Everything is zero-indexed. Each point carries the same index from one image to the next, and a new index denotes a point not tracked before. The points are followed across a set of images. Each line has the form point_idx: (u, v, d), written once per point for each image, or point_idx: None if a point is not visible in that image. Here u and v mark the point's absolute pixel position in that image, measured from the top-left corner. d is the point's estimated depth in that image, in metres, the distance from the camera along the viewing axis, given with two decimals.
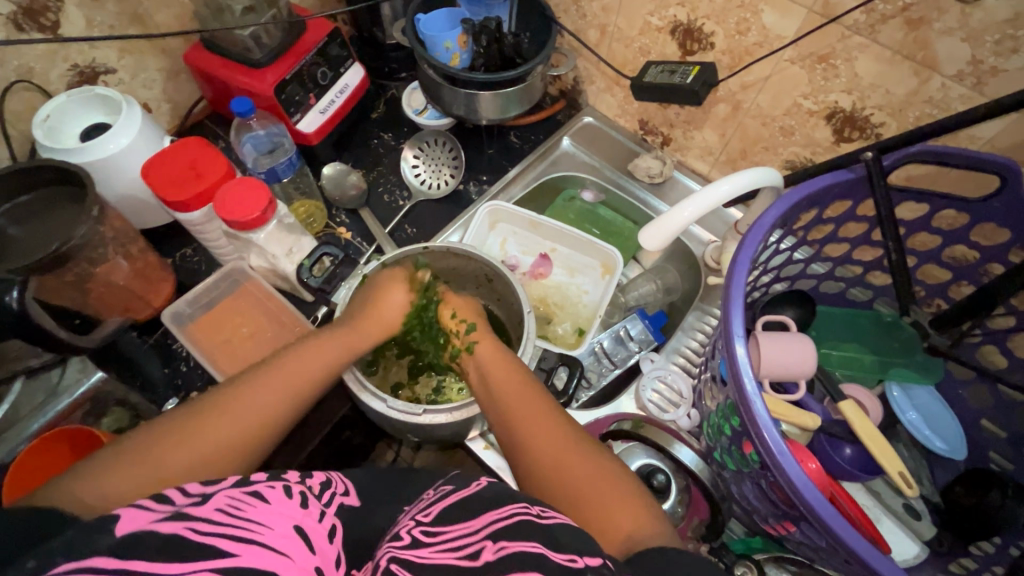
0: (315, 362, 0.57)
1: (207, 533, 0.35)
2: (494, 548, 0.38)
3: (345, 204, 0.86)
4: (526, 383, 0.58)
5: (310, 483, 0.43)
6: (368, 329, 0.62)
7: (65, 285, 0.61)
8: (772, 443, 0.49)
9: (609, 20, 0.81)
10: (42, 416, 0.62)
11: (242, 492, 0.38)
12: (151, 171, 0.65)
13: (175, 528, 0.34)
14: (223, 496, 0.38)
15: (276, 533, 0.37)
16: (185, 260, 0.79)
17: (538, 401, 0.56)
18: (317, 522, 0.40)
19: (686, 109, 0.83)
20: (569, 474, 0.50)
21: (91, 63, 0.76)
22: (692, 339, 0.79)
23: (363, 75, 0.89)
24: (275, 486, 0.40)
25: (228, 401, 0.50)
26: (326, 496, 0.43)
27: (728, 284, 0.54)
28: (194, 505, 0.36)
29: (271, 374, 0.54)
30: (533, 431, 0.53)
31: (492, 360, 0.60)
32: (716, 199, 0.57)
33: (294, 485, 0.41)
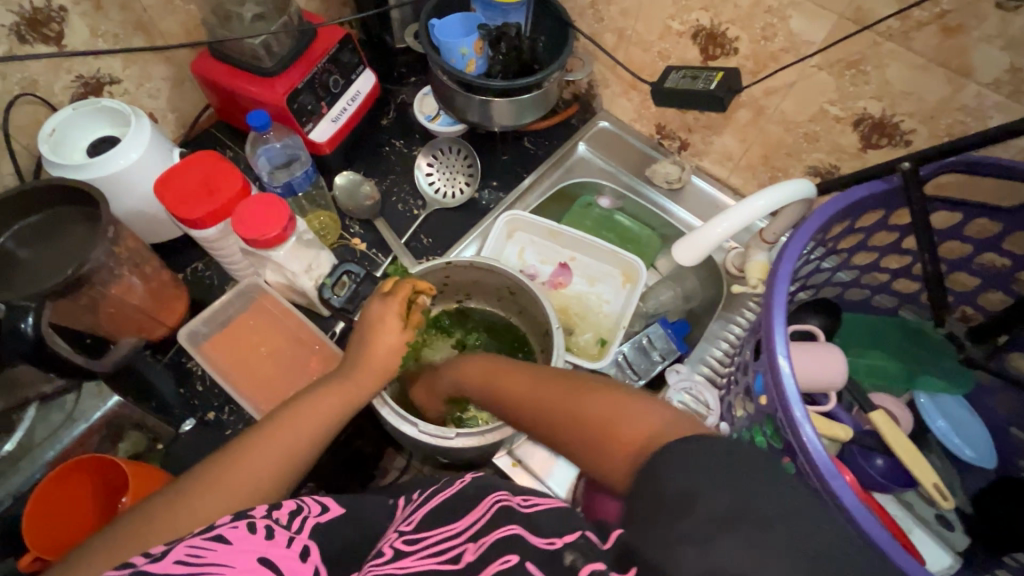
0: (312, 421, 0.55)
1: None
2: (474, 548, 0.39)
3: (359, 214, 0.84)
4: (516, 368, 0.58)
5: (277, 514, 0.43)
6: (367, 375, 0.59)
7: (79, 308, 0.58)
8: (820, 465, 0.48)
9: (628, 24, 0.80)
10: (57, 443, 0.60)
11: (201, 538, 0.40)
12: (163, 189, 0.63)
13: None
14: (180, 547, 0.39)
15: (239, 569, 0.38)
16: (196, 275, 0.77)
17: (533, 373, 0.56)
18: (285, 547, 0.41)
19: (706, 114, 0.81)
20: (583, 409, 0.48)
21: (96, 74, 0.73)
22: (716, 349, 0.78)
23: (374, 82, 0.87)
24: (237, 526, 0.41)
25: (221, 474, 0.49)
26: (295, 523, 0.44)
27: (768, 303, 0.52)
28: (152, 562, 0.38)
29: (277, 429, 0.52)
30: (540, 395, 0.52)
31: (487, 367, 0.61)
32: (751, 215, 0.55)
33: (257, 519, 0.42)
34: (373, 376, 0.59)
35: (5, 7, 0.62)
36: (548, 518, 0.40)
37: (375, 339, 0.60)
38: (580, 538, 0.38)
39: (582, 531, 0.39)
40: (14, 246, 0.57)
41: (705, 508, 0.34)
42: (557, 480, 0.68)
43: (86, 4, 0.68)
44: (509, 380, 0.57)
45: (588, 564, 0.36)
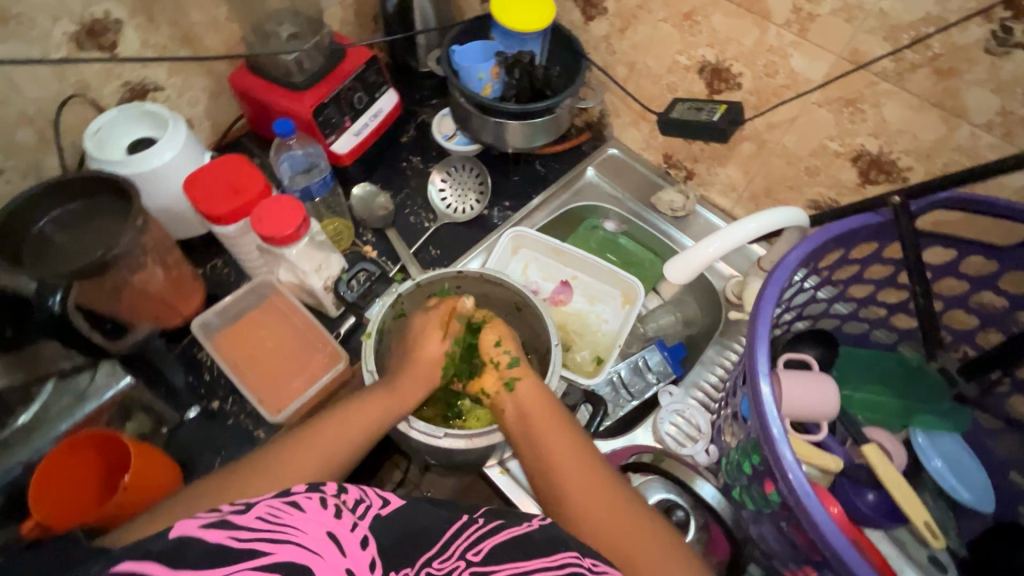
0: (361, 418, 0.57)
1: (246, 539, 0.38)
2: None
3: (372, 223, 0.88)
4: (560, 432, 0.56)
5: (346, 497, 0.45)
6: (409, 388, 0.61)
7: (104, 292, 0.63)
8: (796, 484, 0.49)
9: (638, 57, 0.83)
10: (70, 418, 0.62)
11: (281, 501, 0.42)
12: (191, 185, 0.68)
13: (219, 537, 0.38)
14: (263, 505, 0.41)
15: (308, 538, 0.39)
16: (215, 272, 0.81)
17: (579, 448, 0.56)
18: (349, 530, 0.42)
19: (711, 145, 0.84)
20: (616, 529, 0.51)
21: (142, 81, 0.80)
22: (711, 374, 0.78)
23: (396, 101, 0.92)
24: (312, 496, 0.43)
25: (279, 452, 0.53)
26: (360, 509, 0.44)
27: (752, 321, 0.54)
28: (237, 513, 0.40)
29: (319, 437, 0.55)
30: (576, 477, 0.53)
31: (540, 406, 0.58)
32: (741, 236, 0.58)
33: (328, 496, 0.43)
34: (417, 381, 0.62)
35: (68, 17, 0.69)
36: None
37: (414, 347, 0.63)
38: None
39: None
40: (52, 231, 0.62)
41: None
42: None
43: (139, 18, 0.74)
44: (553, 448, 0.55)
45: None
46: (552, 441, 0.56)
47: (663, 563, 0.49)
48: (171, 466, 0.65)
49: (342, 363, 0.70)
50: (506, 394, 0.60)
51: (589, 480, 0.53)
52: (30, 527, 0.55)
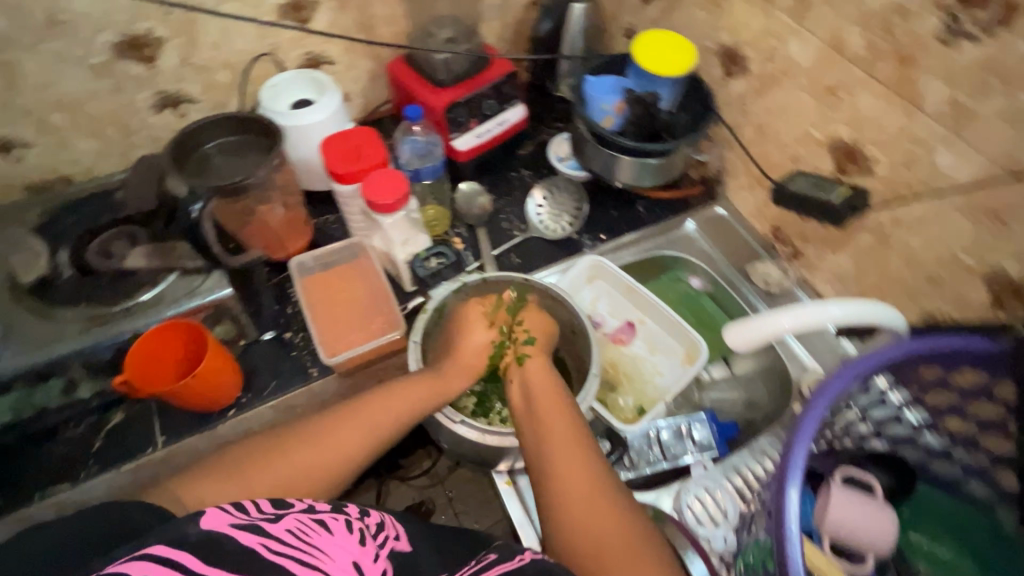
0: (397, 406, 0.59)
1: (276, 552, 0.38)
2: None
3: (468, 219, 0.94)
4: (553, 404, 0.58)
5: (369, 521, 0.46)
6: (454, 377, 0.63)
7: (234, 212, 0.75)
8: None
9: (769, 121, 0.81)
10: (176, 306, 0.72)
11: (309, 517, 0.42)
12: (327, 145, 0.78)
13: (249, 541, 0.38)
14: (291, 518, 0.41)
15: (336, 564, 0.39)
16: (325, 224, 0.91)
17: (571, 421, 0.57)
18: (371, 561, 0.42)
19: (825, 228, 0.78)
20: (592, 519, 0.50)
21: (320, 54, 0.93)
22: (757, 463, 0.70)
23: (523, 115, 0.97)
24: (339, 519, 0.43)
25: (323, 433, 0.56)
26: (381, 538, 0.45)
27: (800, 414, 0.50)
28: (269, 521, 0.40)
29: (364, 411, 0.58)
30: (558, 449, 0.54)
31: (541, 380, 0.61)
32: (819, 318, 0.55)
33: (354, 520, 0.44)
34: (463, 372, 0.64)
35: None
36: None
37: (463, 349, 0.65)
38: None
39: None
40: (214, 153, 0.75)
41: None
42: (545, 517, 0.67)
43: (332, 2, 0.87)
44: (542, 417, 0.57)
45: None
46: (544, 410, 0.57)
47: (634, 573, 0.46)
48: (235, 374, 0.74)
49: (399, 332, 0.76)
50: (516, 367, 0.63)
51: (571, 458, 0.53)
52: (120, 380, 0.66)
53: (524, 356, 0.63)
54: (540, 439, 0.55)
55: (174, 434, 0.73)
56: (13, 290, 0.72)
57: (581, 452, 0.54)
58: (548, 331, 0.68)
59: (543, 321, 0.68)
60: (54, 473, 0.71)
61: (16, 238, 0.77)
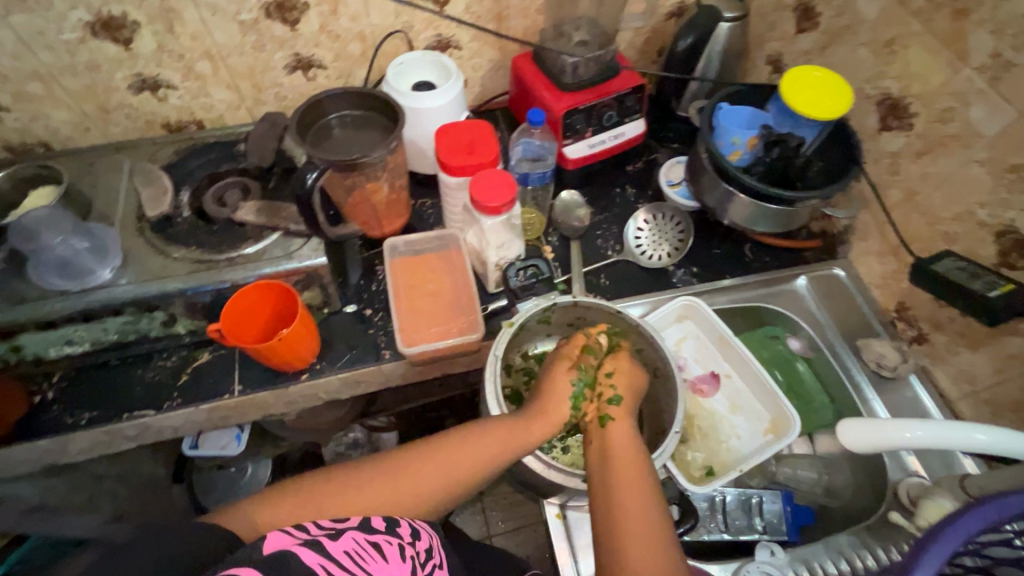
0: (471, 457, 0.57)
1: (337, 570, 0.43)
2: None
3: (563, 229, 0.91)
4: (634, 480, 0.54)
5: (418, 548, 0.49)
6: (533, 427, 0.59)
7: (342, 185, 0.76)
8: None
9: (924, 189, 0.72)
10: (274, 266, 0.75)
11: (365, 539, 0.46)
12: (442, 134, 0.78)
13: (314, 560, 0.42)
14: (349, 538, 0.46)
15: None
16: (422, 209, 0.92)
17: (650, 502, 0.53)
18: None
19: (966, 320, 0.69)
20: None
21: (449, 37, 0.93)
22: (830, 563, 0.64)
23: (641, 131, 0.93)
24: (393, 544, 0.47)
25: (398, 473, 0.56)
26: (427, 566, 0.49)
27: (923, 541, 0.44)
28: (329, 539, 0.45)
29: (438, 460, 0.57)
30: (632, 533, 0.51)
31: (626, 450, 0.57)
32: (953, 440, 0.52)
33: (405, 545, 0.48)
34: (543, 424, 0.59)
35: None
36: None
37: (547, 403, 0.60)
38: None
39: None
40: (335, 125, 0.77)
41: None
42: (588, 561, 0.65)
43: None
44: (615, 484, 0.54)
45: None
46: (623, 484, 0.54)
47: None
48: (313, 341, 0.76)
49: (475, 335, 0.75)
50: (598, 430, 0.59)
51: (644, 545, 0.50)
52: (212, 329, 0.69)
53: (610, 416, 0.59)
54: (614, 515, 0.52)
55: (251, 386, 0.77)
56: (138, 222, 0.77)
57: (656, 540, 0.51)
58: (636, 385, 0.63)
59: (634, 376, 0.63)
60: (143, 398, 0.76)
61: (147, 172, 0.82)
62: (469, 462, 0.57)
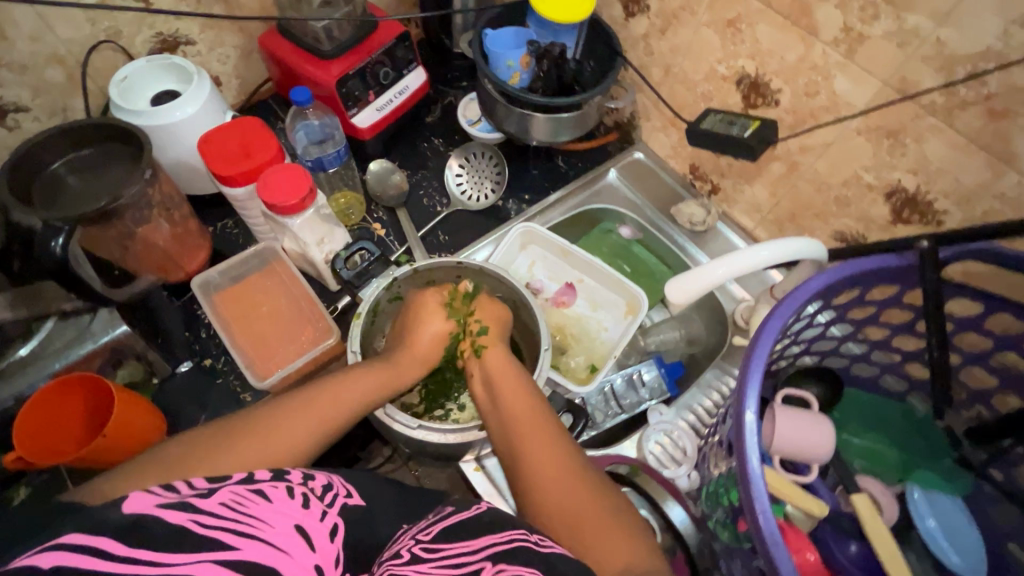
0: (348, 396, 0.56)
1: (209, 524, 0.37)
2: (493, 569, 0.40)
3: (385, 201, 0.87)
4: (520, 389, 0.58)
5: (313, 485, 0.45)
6: (406, 368, 0.61)
7: (108, 238, 0.64)
8: (766, 530, 0.47)
9: (675, 61, 0.80)
10: (64, 358, 0.64)
11: (246, 488, 0.41)
12: (206, 144, 0.68)
13: (180, 519, 0.37)
14: (226, 491, 0.40)
15: (276, 530, 0.39)
16: (225, 231, 0.82)
17: (535, 403, 0.56)
18: (318, 520, 0.42)
19: (739, 161, 0.80)
20: (563, 492, 0.50)
21: (174, 33, 0.80)
22: (706, 398, 0.75)
23: (424, 80, 0.90)
24: (279, 486, 0.42)
25: (262, 426, 0.51)
26: (329, 497, 0.45)
27: (752, 343, 0.52)
28: (200, 497, 0.39)
29: (314, 403, 0.54)
30: (524, 431, 0.54)
31: (502, 369, 0.60)
32: (751, 264, 0.57)
33: (296, 485, 0.43)
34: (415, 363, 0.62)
35: None
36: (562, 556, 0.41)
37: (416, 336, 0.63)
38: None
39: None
40: (66, 173, 0.63)
41: None
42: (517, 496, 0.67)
43: None
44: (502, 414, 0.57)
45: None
46: (506, 394, 0.57)
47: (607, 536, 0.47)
48: (154, 416, 0.66)
49: (332, 338, 0.70)
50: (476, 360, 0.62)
51: (538, 436, 0.54)
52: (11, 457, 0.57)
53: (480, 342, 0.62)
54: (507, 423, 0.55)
55: None
56: None
57: (546, 430, 0.54)
58: (500, 315, 0.66)
59: (496, 308, 0.66)
60: None
61: None
62: (340, 402, 0.55)
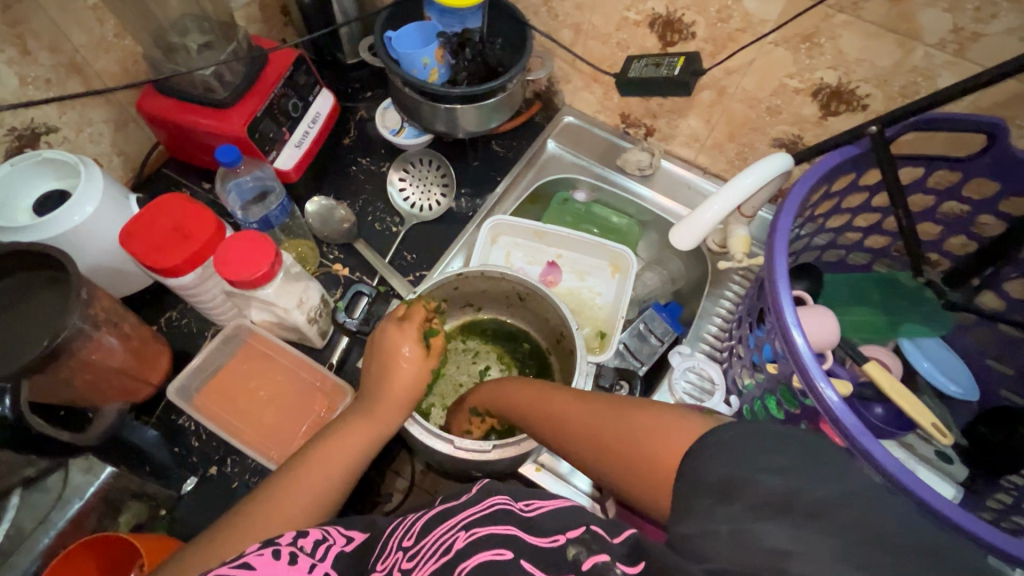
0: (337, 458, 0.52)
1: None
2: (467, 535, 0.38)
3: (337, 239, 0.81)
4: (556, 389, 0.55)
5: (301, 543, 0.43)
6: (386, 403, 0.56)
7: (59, 382, 0.54)
8: (849, 427, 0.49)
9: (584, 18, 0.80)
10: (52, 528, 0.56)
11: (228, 567, 0.39)
12: (129, 240, 0.59)
13: None
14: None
15: None
16: (173, 326, 0.73)
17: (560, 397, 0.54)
18: (307, 574, 0.41)
19: (668, 99, 0.83)
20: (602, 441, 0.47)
21: (30, 125, 0.68)
22: (712, 325, 0.80)
23: (333, 101, 0.84)
24: (263, 552, 0.41)
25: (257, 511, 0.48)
26: (320, 552, 0.43)
27: (770, 267, 0.54)
28: None
29: (303, 476, 0.50)
30: (552, 407, 0.53)
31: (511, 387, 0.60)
32: (739, 195, 0.58)
33: (281, 546, 0.42)
34: (397, 399, 0.56)
35: None
36: (547, 514, 0.38)
37: (398, 359, 0.56)
38: (587, 531, 0.37)
39: (588, 524, 0.38)
40: None
41: (763, 492, 0.33)
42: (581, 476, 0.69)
43: (10, 50, 0.62)
44: (552, 405, 0.53)
45: (593, 556, 0.36)
46: (527, 397, 0.57)
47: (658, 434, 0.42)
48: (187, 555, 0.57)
49: (349, 395, 0.66)
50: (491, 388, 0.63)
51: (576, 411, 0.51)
52: None
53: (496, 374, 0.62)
54: (550, 414, 0.53)
55: None
56: None
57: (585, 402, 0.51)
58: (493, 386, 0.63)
59: None
60: None
61: None
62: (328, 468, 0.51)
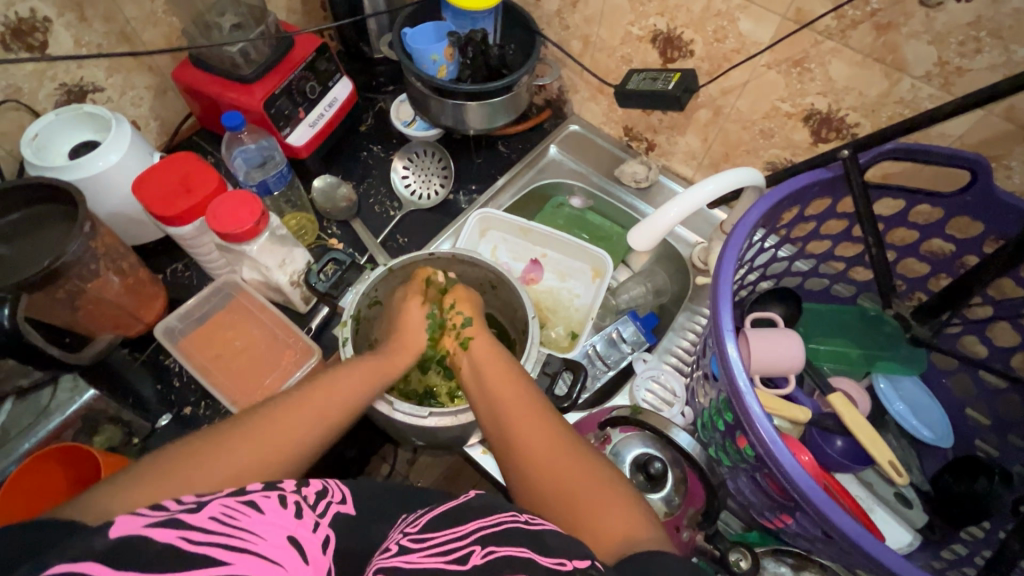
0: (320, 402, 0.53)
1: (201, 542, 0.34)
2: (483, 552, 0.37)
3: (336, 215, 0.87)
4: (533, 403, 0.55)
5: (305, 492, 0.41)
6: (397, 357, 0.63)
7: (56, 301, 0.61)
8: (764, 435, 0.50)
9: (592, 31, 0.83)
10: (32, 435, 0.60)
11: (236, 500, 0.37)
12: (141, 188, 0.66)
13: (168, 538, 0.33)
14: (216, 504, 0.36)
15: (268, 543, 0.35)
16: (176, 276, 0.79)
17: (534, 408, 0.54)
18: (311, 531, 0.39)
19: (668, 115, 0.84)
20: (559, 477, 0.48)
21: (79, 82, 0.76)
22: (683, 340, 0.80)
23: (352, 89, 0.89)
24: (270, 496, 0.38)
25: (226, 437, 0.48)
26: (322, 506, 0.41)
27: (715, 282, 0.56)
28: (188, 512, 0.35)
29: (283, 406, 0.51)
30: (511, 416, 0.53)
31: (488, 360, 0.60)
32: (697, 201, 0.60)
33: (287, 494, 0.40)
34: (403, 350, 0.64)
35: None
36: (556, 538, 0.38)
37: (406, 329, 0.65)
38: (591, 565, 0.36)
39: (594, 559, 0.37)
40: None
41: None
42: None
43: (69, 14, 0.71)
44: (517, 413, 0.53)
45: None
46: (495, 387, 0.56)
47: (605, 508, 0.45)
48: None
49: (315, 356, 0.70)
50: (462, 352, 0.63)
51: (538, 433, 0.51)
52: None
53: (466, 340, 0.63)
54: (507, 416, 0.53)
55: None
56: None
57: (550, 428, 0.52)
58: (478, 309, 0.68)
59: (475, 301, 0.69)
60: None
61: None
62: (324, 406, 0.54)
